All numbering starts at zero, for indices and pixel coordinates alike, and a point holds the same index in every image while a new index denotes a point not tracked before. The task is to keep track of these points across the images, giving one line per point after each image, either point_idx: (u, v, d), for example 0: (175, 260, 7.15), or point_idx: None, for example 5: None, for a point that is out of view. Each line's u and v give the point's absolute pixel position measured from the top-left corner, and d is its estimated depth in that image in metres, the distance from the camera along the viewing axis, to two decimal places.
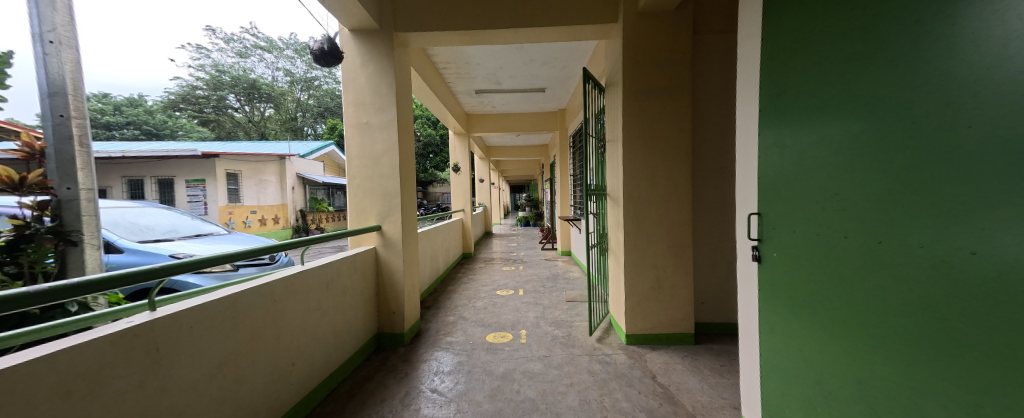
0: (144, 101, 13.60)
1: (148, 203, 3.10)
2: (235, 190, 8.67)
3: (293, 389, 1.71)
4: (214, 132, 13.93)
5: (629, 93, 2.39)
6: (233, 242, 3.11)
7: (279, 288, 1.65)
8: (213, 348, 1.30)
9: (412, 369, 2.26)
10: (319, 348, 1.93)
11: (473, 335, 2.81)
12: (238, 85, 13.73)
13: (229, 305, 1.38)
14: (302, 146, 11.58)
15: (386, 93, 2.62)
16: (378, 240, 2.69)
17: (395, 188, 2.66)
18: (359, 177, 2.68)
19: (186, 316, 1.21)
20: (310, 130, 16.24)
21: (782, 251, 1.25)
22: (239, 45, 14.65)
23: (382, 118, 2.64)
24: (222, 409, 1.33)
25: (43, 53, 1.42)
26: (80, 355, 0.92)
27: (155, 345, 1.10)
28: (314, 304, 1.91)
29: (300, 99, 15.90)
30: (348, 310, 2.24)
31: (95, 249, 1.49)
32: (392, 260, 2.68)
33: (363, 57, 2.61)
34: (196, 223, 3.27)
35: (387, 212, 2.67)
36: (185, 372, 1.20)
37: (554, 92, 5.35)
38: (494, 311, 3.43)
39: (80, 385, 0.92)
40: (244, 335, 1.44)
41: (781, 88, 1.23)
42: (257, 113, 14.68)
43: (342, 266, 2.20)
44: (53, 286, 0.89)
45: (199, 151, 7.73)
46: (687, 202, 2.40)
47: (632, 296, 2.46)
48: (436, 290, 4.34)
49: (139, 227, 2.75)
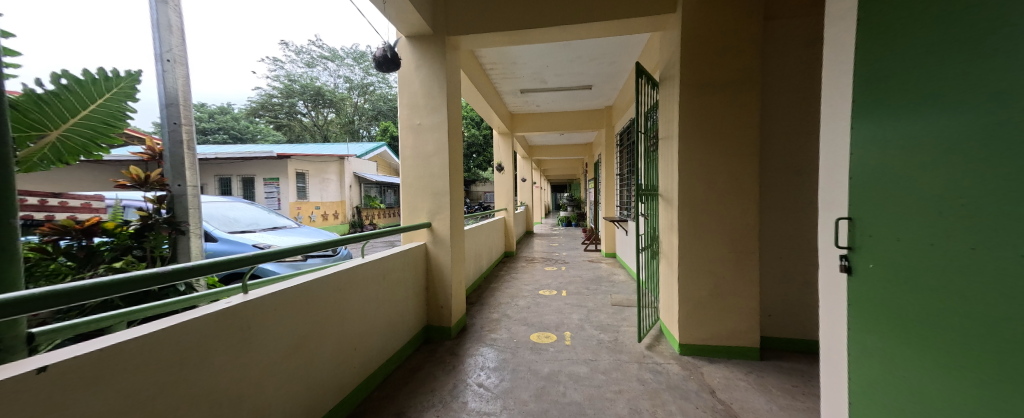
0: (232, 109, 15.61)
1: (235, 198, 3.55)
2: (302, 188, 9.59)
3: (353, 373, 1.85)
4: (286, 135, 15.58)
5: (686, 87, 2.24)
6: (301, 235, 3.45)
7: (343, 278, 1.80)
8: (288, 330, 1.44)
9: (459, 363, 2.34)
10: (376, 336, 2.07)
11: (517, 334, 2.83)
12: (306, 92, 15.17)
13: (303, 291, 1.53)
14: (358, 147, 12.46)
15: (437, 95, 2.73)
16: (428, 236, 2.81)
17: (445, 187, 2.77)
18: (411, 176, 2.83)
19: (270, 301, 1.37)
20: (365, 131, 17.26)
21: (881, 263, 1.10)
22: (307, 56, 16.26)
23: (433, 119, 2.75)
24: (296, 386, 1.47)
25: (164, 70, 1.69)
26: (190, 330, 1.07)
27: (247, 324, 1.26)
28: (372, 294, 2.05)
29: (357, 103, 17.07)
30: (400, 303, 2.38)
31: (198, 237, 1.75)
32: (440, 256, 2.79)
33: (416, 62, 2.75)
34: (272, 216, 3.67)
35: (436, 210, 2.79)
36: (269, 351, 1.35)
37: (600, 89, 5.20)
38: (537, 310, 3.43)
39: (193, 356, 1.08)
40: (315, 319, 1.59)
41: (883, 77, 1.08)
42: (321, 118, 16.08)
43: (396, 260, 2.33)
44: (172, 269, 1.06)
45: (274, 153, 8.66)
46: (752, 205, 2.20)
47: (686, 303, 2.31)
48: (479, 287, 4.44)
49: (228, 219, 3.17)
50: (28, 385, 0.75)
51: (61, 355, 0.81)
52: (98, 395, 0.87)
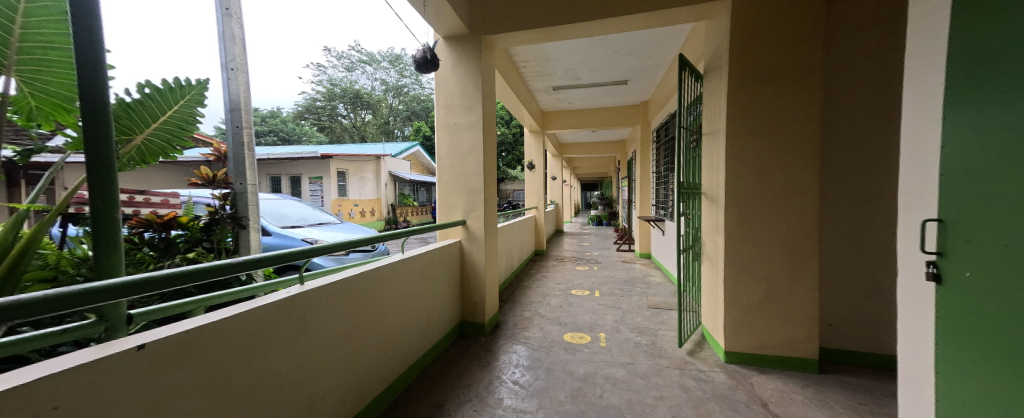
0: (280, 112, 16.79)
1: (286, 195, 3.82)
2: (343, 186, 10.14)
3: (394, 364, 1.93)
4: (328, 136, 16.52)
5: (735, 79, 2.11)
6: (343, 231, 3.64)
7: (386, 272, 1.88)
8: (337, 321, 1.53)
9: (494, 359, 2.36)
10: (415, 330, 2.14)
11: (550, 333, 2.82)
12: (346, 96, 15.99)
13: (350, 284, 1.61)
14: (393, 147, 12.93)
15: (473, 95, 2.76)
16: (462, 234, 2.86)
17: (480, 185, 2.80)
18: (447, 174, 2.89)
19: (322, 293, 1.45)
20: (399, 132, 17.92)
21: (986, 272, 0.97)
22: (348, 61, 17.13)
23: (469, 118, 2.79)
24: (344, 373, 1.56)
25: (228, 78, 1.85)
26: (256, 317, 1.17)
27: (302, 314, 1.35)
28: (412, 289, 2.12)
29: (392, 104, 17.73)
30: (437, 298, 2.45)
31: (256, 232, 1.89)
32: (475, 254, 2.83)
33: (453, 62, 2.80)
34: (317, 213, 3.90)
35: (471, 208, 2.83)
36: (321, 339, 1.44)
37: (637, 84, 5.02)
38: (570, 310, 3.39)
39: (259, 341, 1.18)
40: (361, 311, 1.67)
41: (990, 60, 0.95)
42: (360, 119, 16.88)
43: (433, 256, 2.40)
44: (240, 260, 1.16)
45: (318, 153, 9.21)
46: (810, 205, 2.03)
47: (733, 309, 2.18)
48: (510, 285, 4.46)
49: (279, 216, 3.41)
50: (129, 361, 0.85)
51: (153, 335, 0.90)
52: (183, 373, 0.96)
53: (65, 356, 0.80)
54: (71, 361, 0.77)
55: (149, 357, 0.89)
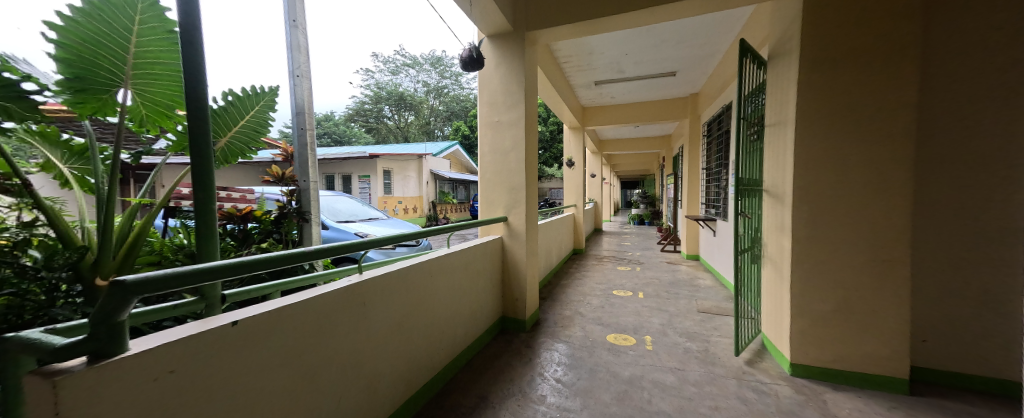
0: (333, 116, 18.09)
1: (339, 192, 4.10)
2: (388, 184, 10.71)
3: (440, 355, 2.00)
4: (374, 137, 17.51)
5: (806, 64, 1.91)
6: (390, 226, 3.83)
7: (433, 265, 1.95)
8: (389, 310, 1.62)
9: (535, 356, 2.37)
10: (459, 323, 2.21)
11: (592, 333, 2.76)
12: (391, 98, 16.83)
13: (402, 276, 1.70)
14: (434, 146, 13.36)
15: (515, 92, 2.77)
16: (503, 230, 2.88)
17: (521, 182, 2.81)
18: (488, 171, 2.93)
19: (377, 282, 1.54)
20: (440, 131, 18.51)
21: None
22: (393, 65, 18.00)
23: (511, 116, 2.80)
24: (395, 360, 1.65)
25: (295, 84, 2.02)
26: (321, 303, 1.27)
27: (360, 302, 1.45)
28: (457, 283, 2.18)
29: (433, 105, 18.33)
30: (480, 293, 2.49)
31: (318, 225, 2.06)
32: (516, 250, 2.84)
33: (496, 60, 2.82)
34: (366, 209, 4.14)
35: (512, 204, 2.85)
36: (376, 327, 1.54)
37: (686, 76, 4.74)
38: (612, 311, 3.29)
39: (323, 325, 1.28)
40: (410, 302, 1.76)
41: None
42: (403, 120, 17.70)
43: (476, 252, 2.45)
44: (309, 249, 1.26)
45: (366, 153, 9.80)
46: (898, 203, 1.79)
47: (800, 317, 1.99)
48: (549, 283, 4.43)
49: (333, 211, 3.68)
50: (223, 336, 0.96)
51: (242, 314, 1.02)
52: (264, 350, 1.07)
53: (174, 329, 0.92)
54: (180, 332, 0.89)
55: (238, 334, 1.00)
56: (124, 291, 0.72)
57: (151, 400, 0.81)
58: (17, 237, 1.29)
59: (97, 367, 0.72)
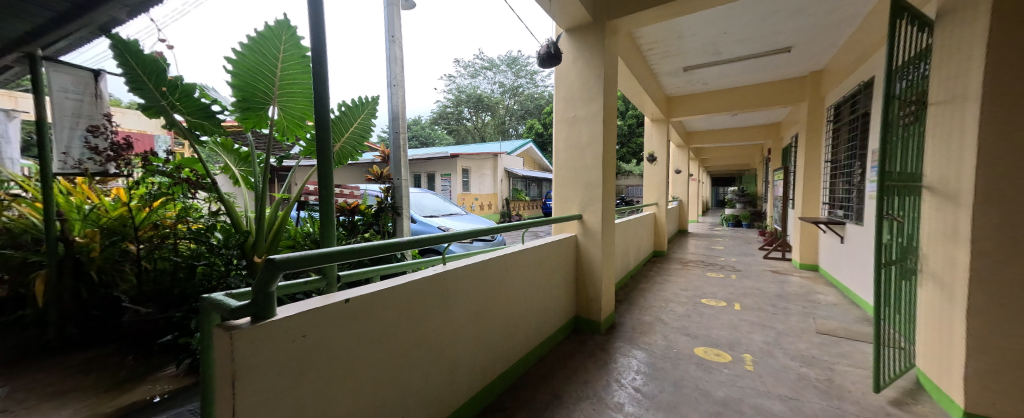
0: (420, 120, 19.90)
1: (424, 189, 4.48)
2: (466, 182, 11.38)
3: (514, 349, 2.04)
4: (455, 138, 18.74)
5: (1004, 17, 1.42)
6: (467, 221, 4.04)
7: (508, 260, 1.99)
8: (469, 301, 1.70)
9: (612, 361, 2.25)
10: (532, 319, 2.22)
11: (677, 344, 2.51)
12: (470, 100, 17.80)
13: (480, 269, 1.77)
14: (509, 144, 13.69)
15: (594, 85, 2.65)
16: (578, 228, 2.80)
17: (599, 179, 2.68)
18: (563, 168, 2.88)
19: (459, 273, 1.63)
20: (514, 130, 18.94)
21: None
22: (472, 68, 18.99)
23: (588, 110, 2.70)
24: (473, 348, 1.73)
25: None
26: (412, 289, 1.39)
27: (443, 290, 1.55)
28: (530, 279, 2.19)
29: (509, 104, 18.81)
30: (553, 290, 2.47)
31: None
32: (591, 249, 2.74)
33: (574, 54, 2.74)
34: (447, 205, 4.44)
35: (588, 202, 2.74)
36: (457, 315, 1.63)
37: (803, 51, 3.99)
38: (701, 322, 2.95)
39: (413, 309, 1.40)
40: (487, 294, 1.82)
41: None
42: (481, 121, 18.59)
43: (550, 249, 2.42)
44: (403, 240, 1.38)
45: (448, 153, 10.55)
46: None
47: (982, 355, 1.50)
48: (626, 285, 4.19)
49: (419, 206, 4.03)
50: (339, 311, 1.11)
51: (353, 293, 1.17)
52: (368, 326, 1.22)
53: (304, 301, 1.10)
54: (308, 305, 1.06)
55: (349, 310, 1.15)
56: (273, 266, 0.89)
57: (289, 358, 0.99)
58: (209, 224, 2.65)
59: (255, 326, 0.90)
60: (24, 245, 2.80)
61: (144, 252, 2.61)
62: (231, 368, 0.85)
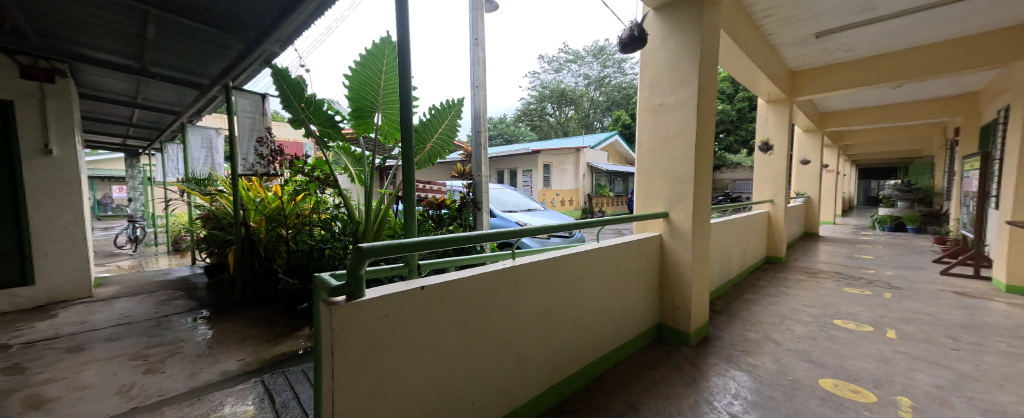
0: (505, 118, 20.66)
1: (505, 185, 4.62)
2: (547, 177, 11.39)
3: (587, 351, 1.95)
4: (538, 134, 18.92)
5: None
6: (546, 217, 4.04)
7: (583, 258, 1.90)
8: (539, 297, 1.67)
9: (702, 379, 1.98)
10: (608, 321, 2.09)
11: (793, 370, 2.08)
12: (554, 95, 17.70)
13: (552, 266, 1.73)
14: (592, 138, 13.20)
15: (686, 67, 2.34)
16: (663, 227, 2.53)
17: (689, 173, 2.37)
18: (647, 162, 2.63)
19: (530, 268, 1.62)
20: (598, 123, 18.21)
21: None
22: (556, 63, 18.87)
23: (678, 96, 2.40)
24: (544, 345, 1.71)
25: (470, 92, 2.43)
26: (484, 281, 1.43)
27: (514, 285, 1.55)
28: (606, 279, 2.06)
29: (594, 96, 18.18)
30: (633, 293, 2.28)
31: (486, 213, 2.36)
32: (679, 251, 2.44)
33: (664, 34, 2.46)
34: (527, 200, 4.49)
35: (676, 198, 2.45)
36: (527, 310, 1.62)
37: None
38: (831, 347, 2.39)
39: (485, 301, 1.44)
40: (559, 291, 1.77)
41: None
42: (564, 115, 18.36)
43: (630, 248, 2.24)
44: (476, 233, 1.42)
45: (530, 149, 10.71)
46: None
47: None
48: (727, 295, 3.65)
49: (501, 202, 4.18)
50: (418, 296, 1.20)
51: (430, 281, 1.25)
52: (442, 312, 1.29)
53: (390, 285, 1.22)
54: (392, 289, 1.17)
55: (427, 296, 1.23)
56: (361, 253, 1.00)
57: (376, 334, 1.10)
58: (333, 214, 3.14)
59: (349, 303, 1.03)
60: (226, 227, 3.89)
61: (294, 234, 3.20)
62: (330, 338, 0.98)
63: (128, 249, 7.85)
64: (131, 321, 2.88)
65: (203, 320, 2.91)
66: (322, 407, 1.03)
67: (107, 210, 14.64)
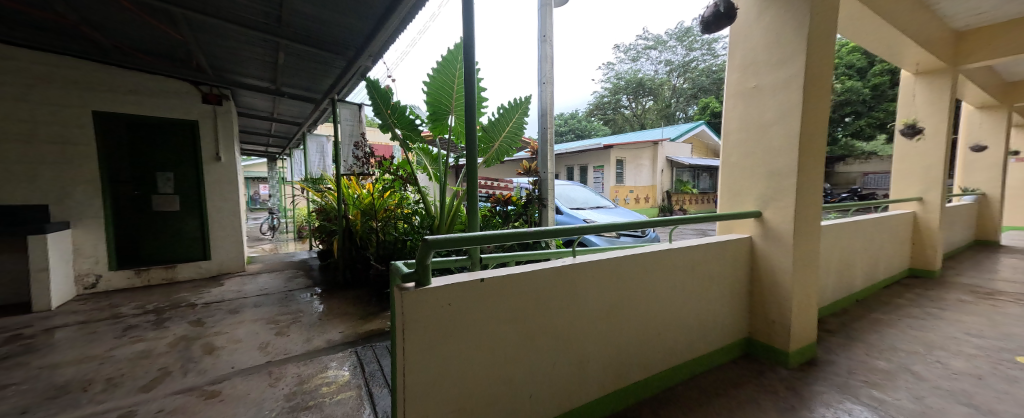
0: (577, 113, 20.23)
1: (574, 182, 4.52)
2: (620, 173, 10.83)
3: (656, 360, 1.81)
4: (611, 128, 18.11)
5: None
6: (617, 215, 3.84)
7: (653, 259, 1.76)
8: (602, 296, 1.60)
9: (804, 408, 1.69)
10: (683, 330, 1.91)
11: (941, 414, 1.64)
12: (629, 86, 16.70)
13: (617, 266, 1.64)
14: (673, 129, 12.19)
15: (788, 41, 1.99)
16: (755, 229, 2.21)
17: (789, 166, 2.01)
18: (735, 154, 2.32)
19: (593, 268, 1.56)
20: (681, 113, 16.66)
21: None
22: (633, 51, 17.67)
23: (778, 76, 2.05)
24: (607, 348, 1.63)
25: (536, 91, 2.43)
26: (544, 277, 1.42)
27: (575, 283, 1.52)
28: (681, 283, 1.88)
29: (676, 84, 16.68)
30: (714, 300, 2.05)
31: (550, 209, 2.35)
32: (774, 256, 2.10)
33: (761, 5, 2.13)
34: (597, 197, 4.34)
35: (771, 195, 2.11)
36: (589, 309, 1.57)
37: None
38: (1006, 392, 1.81)
39: (545, 297, 1.43)
40: (625, 293, 1.68)
41: None
42: (641, 107, 17.20)
43: (711, 250, 2.01)
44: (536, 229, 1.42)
45: (603, 144, 10.31)
46: None
47: None
48: (846, 312, 3.03)
49: (569, 199, 4.11)
50: (479, 287, 1.26)
51: (490, 274, 1.30)
52: (502, 305, 1.32)
53: (455, 275, 1.30)
54: (456, 279, 1.24)
55: (488, 288, 1.28)
56: (427, 245, 1.08)
57: (441, 320, 1.18)
58: (414, 209, 3.45)
59: (418, 290, 1.13)
60: (331, 219, 4.58)
61: (382, 226, 3.59)
62: (402, 319, 1.09)
63: (268, 235, 9.83)
64: (269, 292, 3.59)
65: (318, 295, 3.47)
66: (397, 379, 1.15)
67: (256, 203, 18.55)
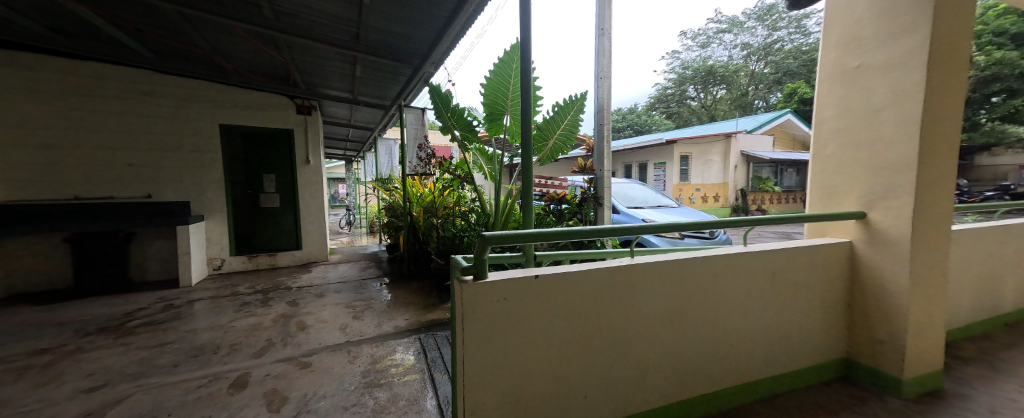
0: (637, 107, 19.48)
1: (631, 179, 4.62)
2: (685, 170, 10.30)
3: (723, 369, 1.76)
4: (675, 122, 17.14)
5: None
6: (680, 215, 3.91)
7: (717, 262, 1.71)
8: (661, 301, 1.61)
9: None
10: (755, 341, 1.81)
11: None
12: (697, 76, 15.60)
13: (677, 269, 1.62)
14: (748, 120, 11.35)
15: (906, 11, 1.71)
16: (858, 233, 1.96)
17: (906, 158, 1.73)
18: (832, 146, 2.08)
19: (650, 269, 1.57)
20: (760, 102, 15.29)
21: None
22: (703, 37, 16.78)
23: (888, 54, 1.79)
24: (666, 352, 1.64)
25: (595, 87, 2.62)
26: (599, 276, 1.49)
27: (631, 285, 1.55)
28: (751, 290, 1.79)
29: (755, 70, 15.35)
30: (796, 312, 1.89)
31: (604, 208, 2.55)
32: (882, 264, 1.85)
33: None
34: (658, 196, 4.42)
35: (881, 192, 1.84)
36: (646, 312, 1.59)
37: None
38: None
39: (600, 296, 1.50)
40: (686, 297, 1.66)
41: None
42: (710, 97, 15.98)
43: (792, 255, 1.86)
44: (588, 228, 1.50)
45: (665, 139, 9.88)
46: None
47: None
48: (993, 336, 2.49)
49: (627, 197, 4.24)
50: (533, 283, 1.38)
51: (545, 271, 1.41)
52: (555, 302, 1.43)
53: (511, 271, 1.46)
54: (512, 275, 1.39)
55: (542, 285, 1.40)
56: (485, 240, 1.27)
57: (497, 313, 1.34)
58: (473, 204, 3.86)
59: (476, 282, 1.31)
60: (399, 215, 5.21)
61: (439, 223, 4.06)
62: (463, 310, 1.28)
63: (351, 229, 11.25)
64: (347, 280, 4.33)
65: (385, 285, 4.11)
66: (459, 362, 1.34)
67: (341, 200, 21.20)
